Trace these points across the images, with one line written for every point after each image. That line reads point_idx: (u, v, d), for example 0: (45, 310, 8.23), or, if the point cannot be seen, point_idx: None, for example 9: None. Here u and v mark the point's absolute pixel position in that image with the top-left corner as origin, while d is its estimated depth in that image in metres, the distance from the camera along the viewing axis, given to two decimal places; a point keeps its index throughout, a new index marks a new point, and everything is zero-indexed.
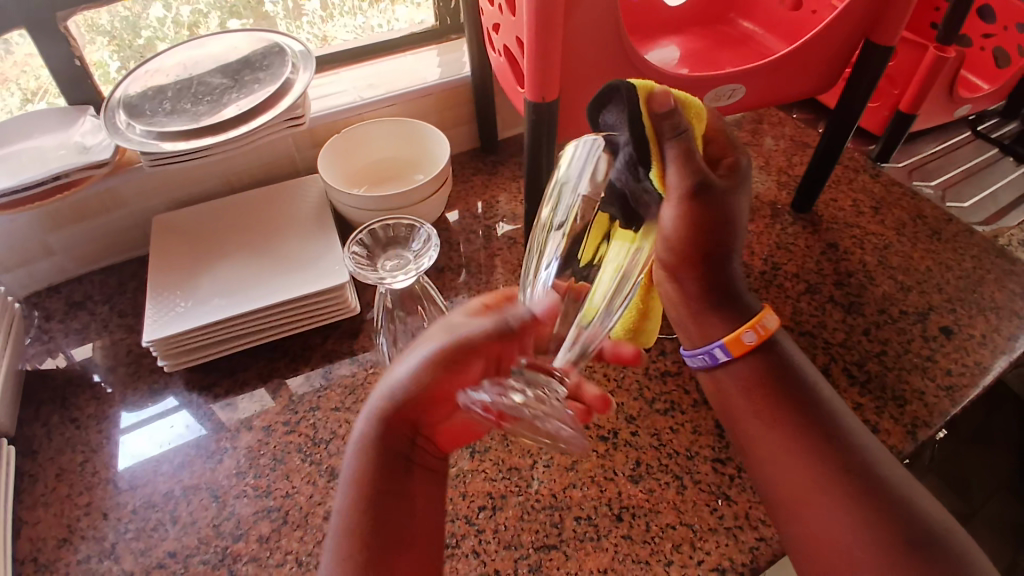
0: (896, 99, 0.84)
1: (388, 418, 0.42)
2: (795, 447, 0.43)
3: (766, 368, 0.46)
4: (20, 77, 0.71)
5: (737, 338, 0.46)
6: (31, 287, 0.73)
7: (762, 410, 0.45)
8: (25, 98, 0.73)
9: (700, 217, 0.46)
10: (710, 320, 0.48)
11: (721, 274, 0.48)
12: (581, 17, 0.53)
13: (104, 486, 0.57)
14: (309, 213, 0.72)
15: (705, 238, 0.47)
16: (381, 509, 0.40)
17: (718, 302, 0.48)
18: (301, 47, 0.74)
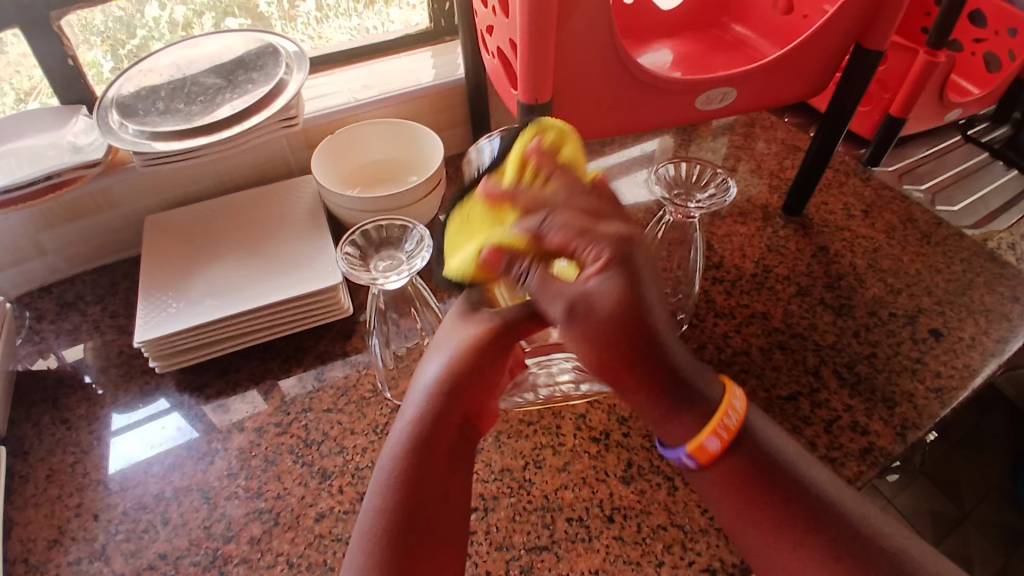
0: (886, 103, 0.84)
1: (434, 403, 0.45)
2: (789, 543, 0.40)
3: (749, 468, 0.42)
4: (12, 76, 0.71)
5: (699, 446, 0.41)
6: (23, 287, 0.72)
7: (750, 516, 0.41)
8: (20, 98, 0.73)
9: (599, 330, 0.39)
10: (671, 420, 0.42)
11: (665, 370, 0.41)
12: (574, 19, 0.53)
13: (95, 488, 0.57)
14: (302, 213, 0.72)
15: (633, 342, 0.39)
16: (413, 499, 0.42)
17: (678, 403, 0.41)
18: (295, 48, 0.74)
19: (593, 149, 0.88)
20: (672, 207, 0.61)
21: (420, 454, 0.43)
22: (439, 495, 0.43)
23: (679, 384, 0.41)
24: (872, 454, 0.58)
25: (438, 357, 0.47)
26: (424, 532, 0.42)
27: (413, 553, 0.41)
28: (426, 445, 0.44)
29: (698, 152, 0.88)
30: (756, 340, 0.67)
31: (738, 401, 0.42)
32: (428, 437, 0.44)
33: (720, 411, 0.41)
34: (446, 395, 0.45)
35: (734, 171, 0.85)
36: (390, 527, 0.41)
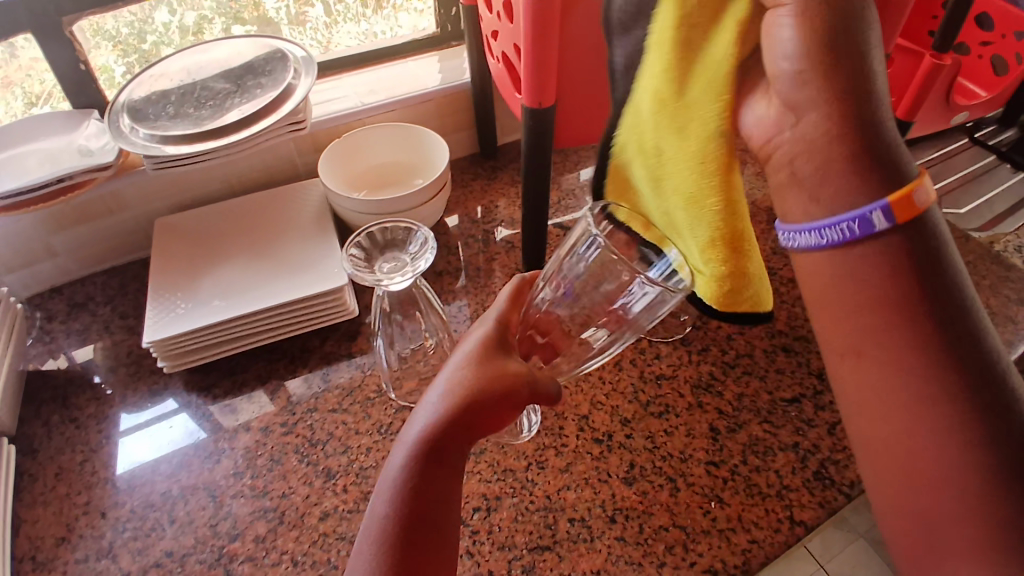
0: (893, 107, 0.84)
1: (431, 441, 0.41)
2: (901, 390, 0.39)
3: (905, 253, 0.38)
4: (26, 81, 0.73)
5: (904, 198, 0.37)
6: (34, 288, 0.74)
7: (892, 319, 0.38)
8: (30, 101, 0.74)
9: (827, 23, 0.38)
10: (853, 178, 0.39)
11: (875, 102, 0.38)
12: (578, 24, 0.54)
13: (104, 486, 0.57)
14: (309, 216, 0.72)
15: (858, 65, 0.38)
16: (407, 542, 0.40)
17: (872, 165, 0.38)
18: (303, 53, 0.74)
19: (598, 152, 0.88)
20: None
21: (421, 482, 0.41)
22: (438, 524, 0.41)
23: (875, 141, 0.39)
24: None
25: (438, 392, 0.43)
26: (422, 560, 0.40)
27: None
28: (429, 475, 0.41)
29: None
30: (761, 343, 0.67)
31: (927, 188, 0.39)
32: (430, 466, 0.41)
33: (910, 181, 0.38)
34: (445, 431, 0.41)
35: None
36: (390, 548, 0.40)
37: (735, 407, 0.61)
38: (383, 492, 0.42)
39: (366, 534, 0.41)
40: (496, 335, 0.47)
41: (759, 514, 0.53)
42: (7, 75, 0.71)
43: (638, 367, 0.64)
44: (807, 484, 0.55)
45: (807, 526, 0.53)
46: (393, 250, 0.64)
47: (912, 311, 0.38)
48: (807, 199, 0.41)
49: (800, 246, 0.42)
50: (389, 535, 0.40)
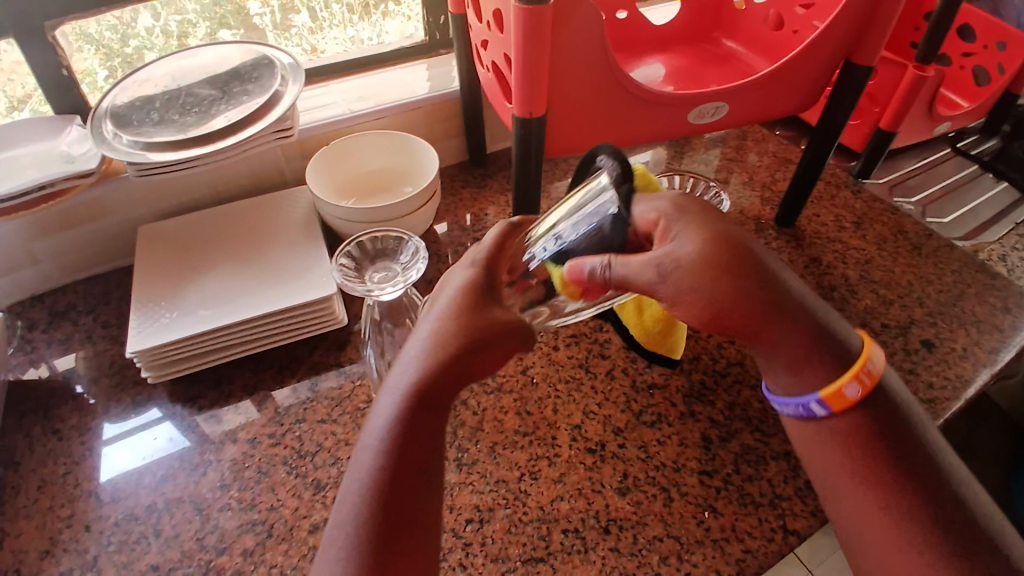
0: (876, 117, 0.86)
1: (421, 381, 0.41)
2: (895, 512, 0.39)
3: (863, 428, 0.42)
4: (6, 84, 0.71)
5: (838, 391, 0.42)
6: (15, 296, 0.72)
7: (859, 467, 0.41)
8: (12, 105, 0.73)
9: (700, 272, 0.41)
10: (801, 365, 0.43)
11: (795, 307, 0.43)
12: (568, 34, 0.54)
13: (86, 499, 0.56)
14: (297, 224, 0.72)
15: (759, 292, 0.42)
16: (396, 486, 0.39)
17: (813, 345, 0.43)
18: (291, 59, 0.74)
19: None
20: None
21: (413, 431, 0.40)
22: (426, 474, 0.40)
23: (811, 325, 0.43)
24: None
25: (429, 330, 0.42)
26: (412, 509, 0.39)
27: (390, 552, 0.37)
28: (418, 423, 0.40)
29: (691, 164, 0.88)
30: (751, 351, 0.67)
31: (879, 353, 0.44)
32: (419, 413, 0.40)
33: (859, 361, 0.42)
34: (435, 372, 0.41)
35: (726, 182, 0.86)
36: (378, 491, 0.39)
37: (727, 416, 0.61)
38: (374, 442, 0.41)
39: (356, 481, 0.40)
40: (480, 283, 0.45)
41: (752, 524, 0.54)
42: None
43: (629, 375, 0.64)
44: (800, 493, 0.55)
45: (799, 534, 0.53)
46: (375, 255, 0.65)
47: (878, 450, 0.41)
48: (785, 373, 0.44)
49: (781, 414, 0.45)
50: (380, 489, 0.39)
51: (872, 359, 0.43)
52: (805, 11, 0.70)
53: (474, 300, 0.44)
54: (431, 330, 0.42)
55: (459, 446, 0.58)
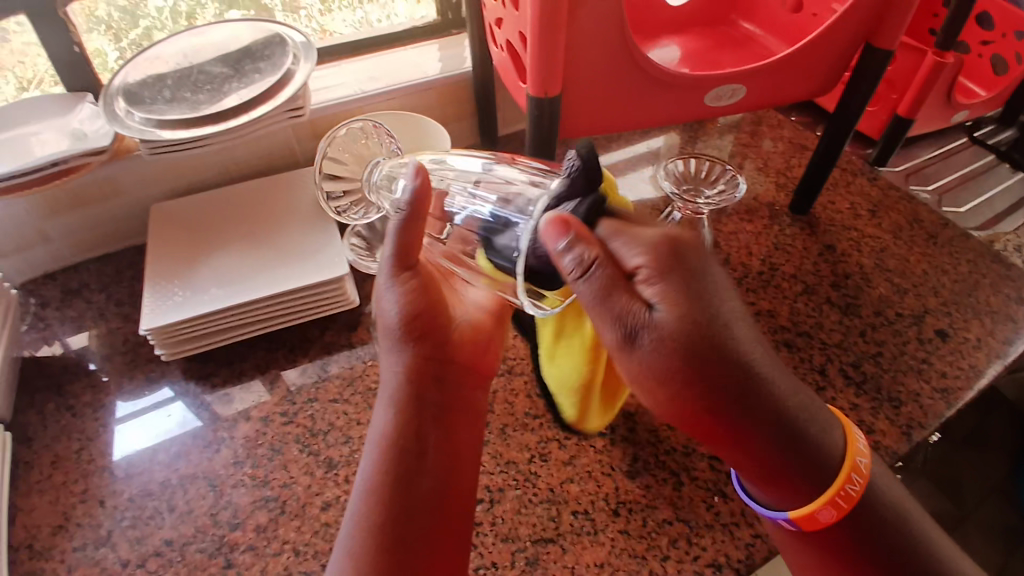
0: (894, 103, 0.85)
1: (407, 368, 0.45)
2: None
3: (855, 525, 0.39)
4: (18, 67, 0.71)
5: (811, 516, 0.39)
6: (28, 274, 0.72)
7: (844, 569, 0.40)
8: (21, 86, 0.73)
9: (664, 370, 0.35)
10: (777, 479, 0.38)
11: (762, 401, 0.36)
12: (585, 12, 0.53)
13: (100, 475, 0.57)
14: (308, 204, 0.72)
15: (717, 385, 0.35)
16: (404, 462, 0.43)
17: (789, 455, 0.37)
18: (303, 38, 0.73)
19: (599, 144, 0.88)
20: (682, 204, 0.64)
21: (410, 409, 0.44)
22: (445, 466, 0.44)
23: (779, 431, 0.36)
24: (877, 452, 0.58)
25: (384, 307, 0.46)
26: (419, 478, 0.43)
27: (407, 520, 0.41)
28: (420, 421, 0.44)
29: (705, 150, 0.88)
30: (763, 337, 0.67)
31: (856, 457, 0.39)
32: (420, 413, 0.44)
33: (838, 482, 0.38)
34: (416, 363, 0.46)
35: (740, 168, 0.85)
36: (389, 473, 0.42)
37: None
38: (370, 457, 0.43)
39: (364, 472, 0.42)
40: (399, 263, 0.44)
41: None
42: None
43: None
44: None
45: None
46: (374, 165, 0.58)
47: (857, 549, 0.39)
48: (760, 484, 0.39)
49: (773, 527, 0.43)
50: (389, 497, 0.41)
51: (857, 453, 0.39)
52: None
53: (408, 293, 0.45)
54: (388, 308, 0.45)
55: None
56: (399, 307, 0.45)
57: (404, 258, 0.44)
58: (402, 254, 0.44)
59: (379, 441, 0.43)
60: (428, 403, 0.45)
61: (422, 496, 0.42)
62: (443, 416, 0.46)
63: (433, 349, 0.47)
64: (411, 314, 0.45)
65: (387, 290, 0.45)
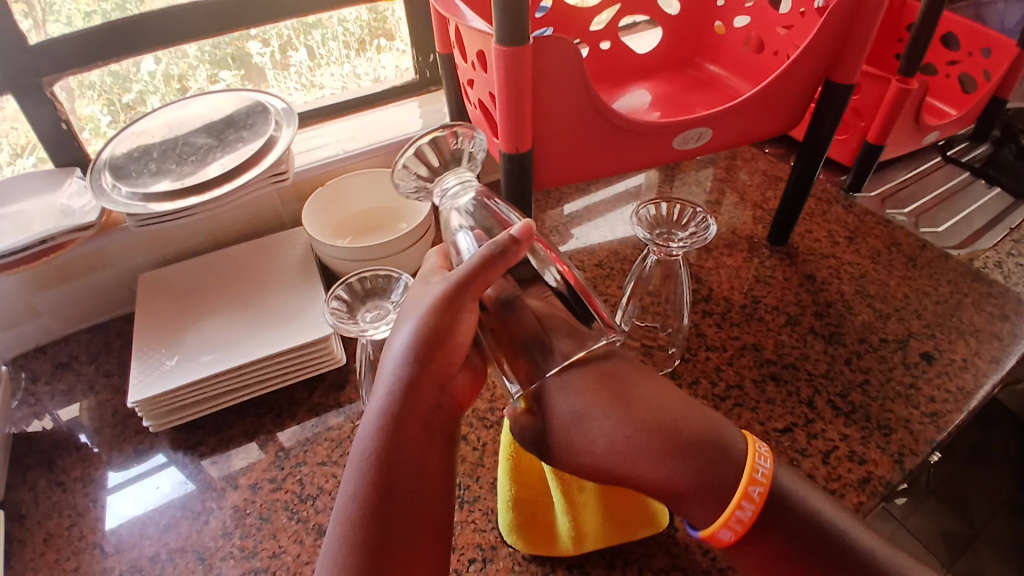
0: (863, 131, 0.87)
1: (410, 389, 0.42)
2: None
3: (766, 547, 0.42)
4: (10, 133, 0.73)
5: (713, 534, 0.42)
6: (18, 348, 0.73)
7: None
8: (15, 152, 0.75)
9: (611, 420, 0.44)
10: (688, 504, 0.43)
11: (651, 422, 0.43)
12: (549, 72, 0.55)
13: (91, 551, 0.56)
14: (293, 264, 0.73)
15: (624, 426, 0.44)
16: (390, 482, 0.40)
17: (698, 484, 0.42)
18: (284, 104, 0.76)
19: (579, 187, 0.90)
20: (654, 247, 0.61)
21: (407, 430, 0.41)
22: (434, 498, 0.41)
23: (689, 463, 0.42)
24: (871, 483, 0.57)
25: (402, 327, 0.44)
26: (405, 501, 0.40)
27: (385, 547, 0.39)
28: (414, 446, 0.41)
29: (683, 186, 0.89)
30: (749, 372, 0.67)
31: (762, 464, 0.42)
32: (415, 438, 0.42)
33: (745, 481, 0.42)
34: (420, 381, 0.43)
35: (718, 204, 0.86)
36: (370, 493, 0.40)
37: None
38: (353, 476, 0.40)
39: (348, 487, 0.40)
40: (455, 292, 0.44)
41: None
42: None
43: None
44: None
45: None
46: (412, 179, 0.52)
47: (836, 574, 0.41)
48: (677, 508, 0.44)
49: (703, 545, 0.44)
50: (368, 520, 0.39)
51: (761, 453, 0.43)
52: (786, 31, 0.72)
53: (437, 320, 0.43)
54: (404, 328, 0.44)
55: (461, 483, 0.59)
56: (416, 328, 0.43)
57: (461, 294, 0.44)
58: (462, 287, 0.44)
59: (365, 461, 0.40)
60: (428, 428, 0.43)
61: (404, 518, 0.40)
62: (436, 443, 0.43)
63: (441, 374, 0.44)
64: (430, 332, 0.43)
65: (412, 320, 0.44)
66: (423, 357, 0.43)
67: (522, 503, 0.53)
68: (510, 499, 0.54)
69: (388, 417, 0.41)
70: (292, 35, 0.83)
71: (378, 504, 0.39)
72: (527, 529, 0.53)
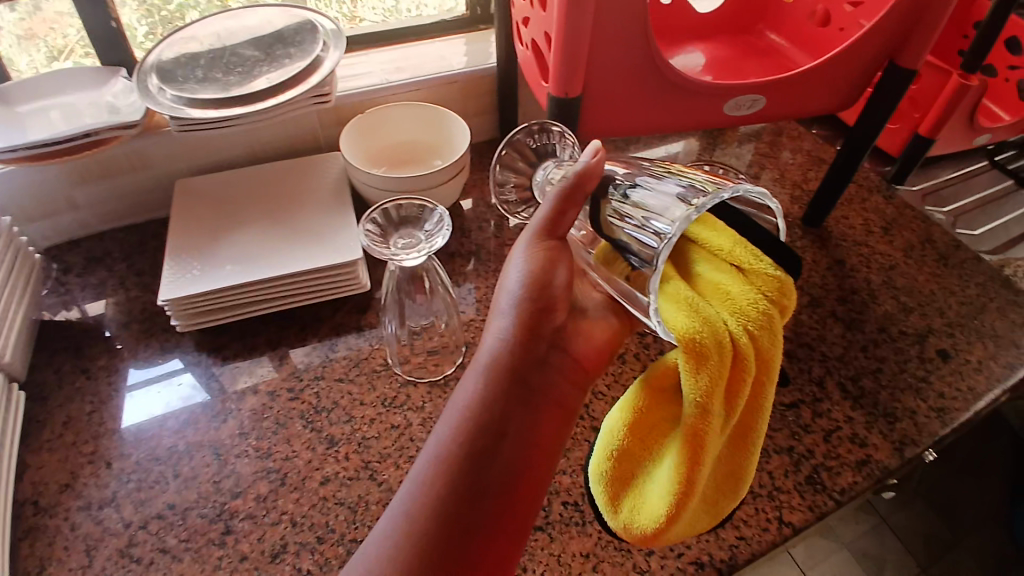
0: (916, 122, 0.85)
1: (517, 335, 0.44)
2: None
3: None
4: (49, 34, 0.73)
5: None
6: (52, 239, 0.75)
7: None
8: (52, 55, 0.75)
9: None
10: None
11: None
12: (611, 19, 0.54)
13: (111, 437, 0.59)
14: (327, 188, 0.73)
15: None
16: (490, 423, 0.42)
17: None
18: (333, 25, 0.75)
19: (616, 146, 0.89)
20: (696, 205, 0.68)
21: (511, 375, 0.43)
22: (527, 455, 0.42)
23: None
24: (868, 466, 0.58)
25: (507, 272, 0.46)
26: (503, 441, 0.42)
27: (480, 481, 0.41)
28: (508, 402, 0.43)
29: (722, 157, 0.88)
30: None
31: None
32: (516, 384, 0.43)
33: None
34: (529, 326, 0.45)
35: (757, 178, 0.85)
36: (469, 431, 0.42)
37: None
38: (445, 427, 0.42)
39: (445, 423, 0.42)
40: (546, 231, 0.45)
41: (750, 512, 0.55)
42: (31, 28, 0.72)
43: (635, 350, 0.66)
44: (799, 487, 0.57)
45: (795, 527, 0.55)
46: (507, 150, 0.61)
47: None
48: None
49: None
50: (456, 469, 0.41)
51: None
52: (853, 9, 0.69)
53: (540, 262, 0.45)
54: (512, 273, 0.45)
55: None
56: (524, 271, 0.45)
57: (550, 232, 0.45)
58: (552, 224, 0.45)
59: (466, 399, 0.43)
60: (526, 385, 0.44)
61: (505, 454, 0.42)
62: (535, 401, 0.44)
63: (547, 329, 0.46)
64: (535, 282, 0.45)
65: (520, 252, 0.46)
66: (527, 309, 0.45)
67: (627, 457, 0.43)
68: (623, 433, 0.42)
69: (494, 363, 0.43)
70: None
71: (474, 442, 0.41)
72: (618, 487, 0.43)
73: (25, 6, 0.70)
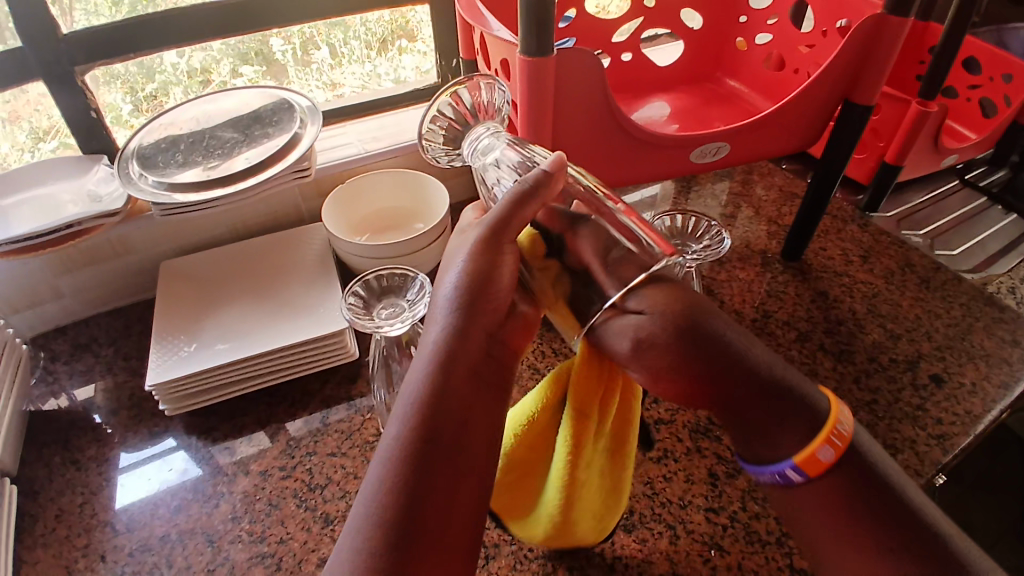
0: (881, 151, 0.87)
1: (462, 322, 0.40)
2: None
3: None
4: (34, 115, 0.74)
5: None
6: (39, 328, 0.75)
7: None
8: (36, 136, 0.76)
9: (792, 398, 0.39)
10: None
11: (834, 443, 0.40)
12: (570, 85, 0.56)
13: (102, 529, 0.57)
14: (312, 259, 0.74)
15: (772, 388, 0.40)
16: (442, 416, 0.37)
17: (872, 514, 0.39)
18: (309, 102, 0.77)
19: None
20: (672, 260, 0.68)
21: (460, 364, 0.39)
22: (482, 451, 0.38)
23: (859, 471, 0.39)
24: None
25: (449, 270, 0.42)
26: (456, 437, 0.37)
27: (437, 478, 0.36)
28: (461, 394, 0.38)
29: (697, 199, 0.90)
30: None
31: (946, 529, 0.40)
32: (468, 378, 0.39)
33: None
34: (473, 314, 0.40)
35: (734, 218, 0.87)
36: (421, 426, 0.37)
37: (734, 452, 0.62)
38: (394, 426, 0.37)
39: (395, 422, 0.37)
40: (494, 233, 0.41)
41: (759, 562, 0.54)
42: (15, 110, 0.72)
43: None
44: None
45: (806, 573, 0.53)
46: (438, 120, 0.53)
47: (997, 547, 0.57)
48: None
49: None
50: (409, 467, 0.36)
51: None
52: (809, 50, 0.73)
53: (485, 259, 0.41)
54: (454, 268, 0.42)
55: None
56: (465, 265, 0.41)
57: (499, 232, 0.41)
58: (506, 225, 0.42)
59: (415, 393, 0.38)
60: (478, 376, 0.40)
61: (460, 448, 0.37)
62: (488, 394, 0.40)
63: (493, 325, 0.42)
64: (479, 273, 0.41)
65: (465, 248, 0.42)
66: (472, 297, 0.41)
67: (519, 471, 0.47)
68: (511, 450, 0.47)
69: (444, 355, 0.39)
70: (314, 34, 0.84)
71: (429, 438, 0.36)
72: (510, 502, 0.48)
73: (10, 92, 0.71)
